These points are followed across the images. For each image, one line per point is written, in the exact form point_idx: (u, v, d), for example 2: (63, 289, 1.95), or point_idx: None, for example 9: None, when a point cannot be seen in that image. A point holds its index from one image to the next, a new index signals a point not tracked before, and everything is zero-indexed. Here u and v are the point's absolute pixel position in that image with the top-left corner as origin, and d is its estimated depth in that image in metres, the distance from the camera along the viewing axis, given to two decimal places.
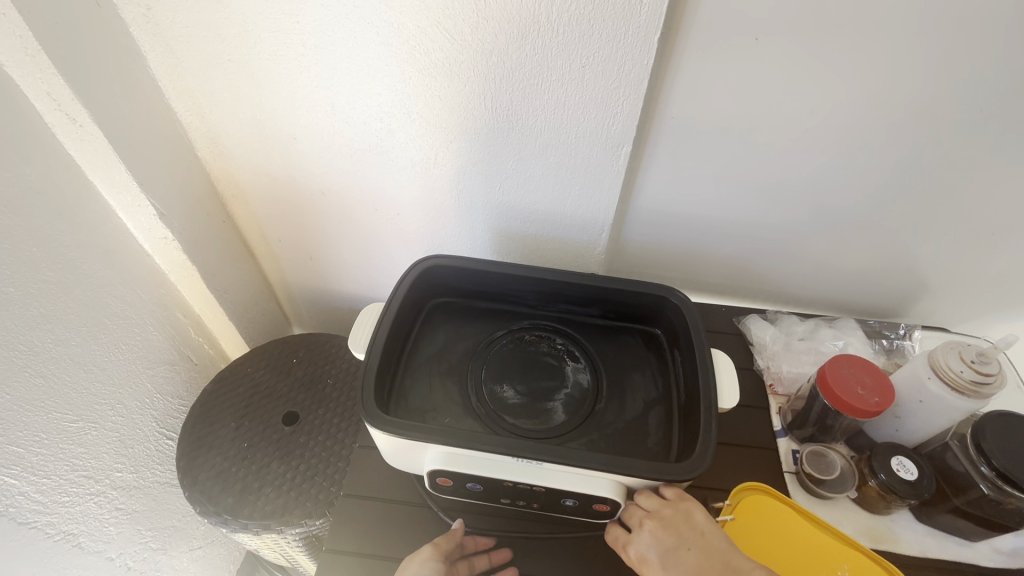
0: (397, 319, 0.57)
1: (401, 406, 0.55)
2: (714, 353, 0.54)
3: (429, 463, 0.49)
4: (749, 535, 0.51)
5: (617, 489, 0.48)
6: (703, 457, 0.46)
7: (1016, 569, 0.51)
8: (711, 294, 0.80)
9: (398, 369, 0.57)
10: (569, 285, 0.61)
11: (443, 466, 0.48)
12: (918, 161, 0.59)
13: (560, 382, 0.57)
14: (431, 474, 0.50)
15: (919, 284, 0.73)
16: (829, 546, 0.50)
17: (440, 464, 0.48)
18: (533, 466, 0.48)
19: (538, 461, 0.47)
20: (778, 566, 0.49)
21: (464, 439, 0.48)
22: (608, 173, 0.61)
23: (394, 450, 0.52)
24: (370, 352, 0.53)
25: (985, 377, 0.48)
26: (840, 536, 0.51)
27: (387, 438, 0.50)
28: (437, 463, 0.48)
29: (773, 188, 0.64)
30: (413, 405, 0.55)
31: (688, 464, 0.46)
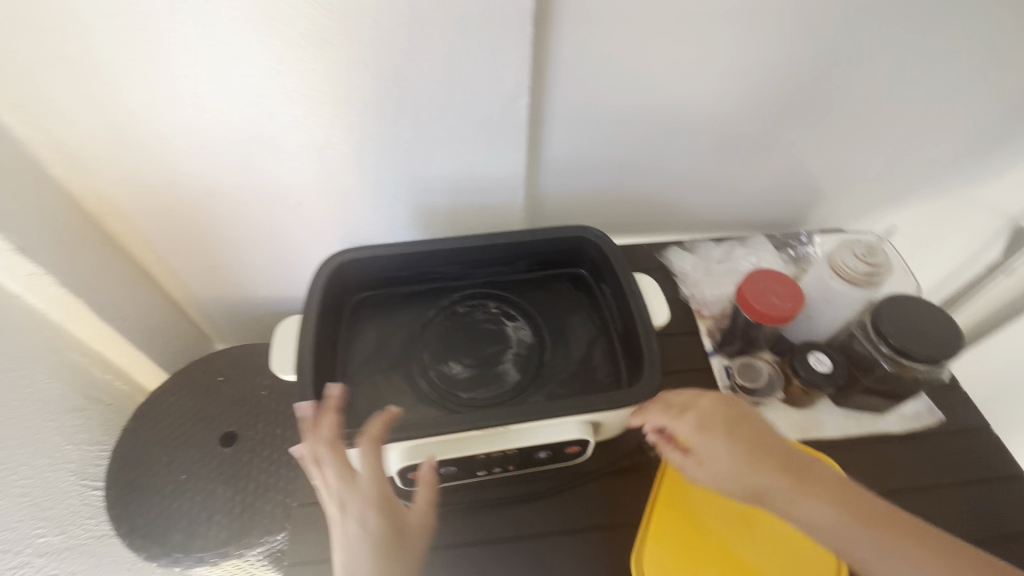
0: (322, 328, 0.53)
1: (351, 415, 0.52)
2: (637, 277, 0.56)
3: (397, 461, 0.47)
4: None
5: (585, 429, 0.49)
6: (652, 378, 0.49)
7: (919, 429, 0.58)
8: (634, 234, 0.81)
9: (336, 380, 0.54)
10: (493, 249, 0.60)
11: (414, 459, 0.47)
12: (797, 76, 0.61)
13: (505, 344, 0.57)
14: (403, 471, 0.48)
15: (815, 191, 0.78)
16: None
17: (411, 459, 0.47)
18: (501, 431, 0.47)
19: (504, 426, 0.47)
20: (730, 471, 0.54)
21: (426, 427, 0.46)
22: (510, 128, 0.59)
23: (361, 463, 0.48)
24: (302, 374, 0.49)
25: (874, 268, 0.51)
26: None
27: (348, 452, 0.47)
28: (405, 459, 0.47)
29: (673, 122, 0.65)
30: (365, 411, 0.53)
31: (640, 387, 0.49)
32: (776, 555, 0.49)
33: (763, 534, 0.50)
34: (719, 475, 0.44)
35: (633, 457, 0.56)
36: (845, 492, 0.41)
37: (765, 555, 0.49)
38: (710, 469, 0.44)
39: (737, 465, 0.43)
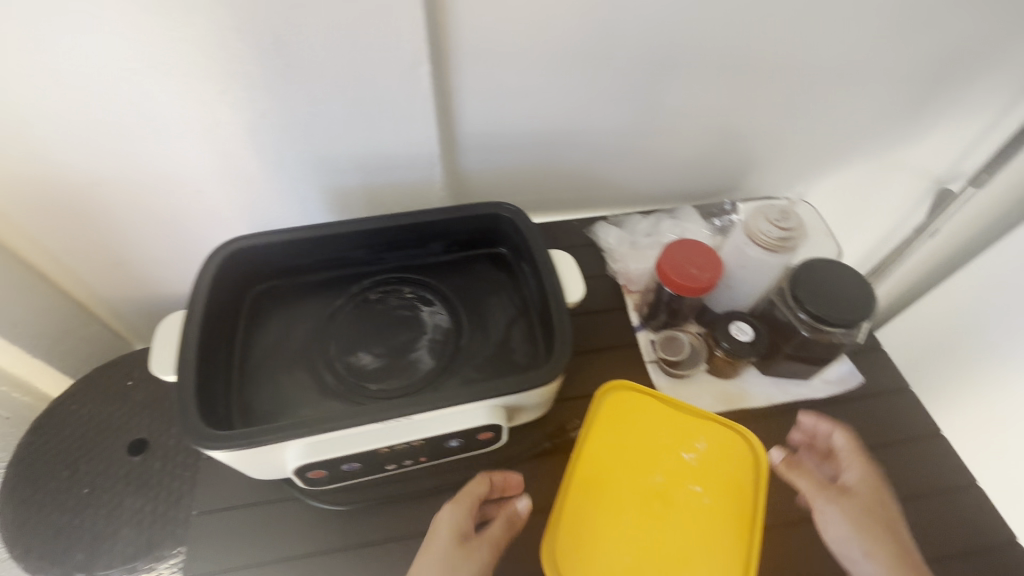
0: (210, 321, 0.48)
1: (249, 415, 0.48)
2: (552, 253, 0.54)
3: (292, 461, 0.43)
4: (612, 436, 0.51)
5: (495, 414, 0.46)
6: (563, 351, 0.47)
7: (841, 393, 0.58)
8: (554, 213, 0.79)
9: (233, 378, 0.50)
10: (403, 230, 0.56)
11: (308, 458, 0.43)
12: (714, 38, 0.59)
13: (418, 330, 0.54)
14: (300, 471, 0.44)
15: (744, 159, 0.77)
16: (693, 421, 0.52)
17: (305, 458, 0.43)
18: (405, 421, 0.44)
19: (407, 416, 0.43)
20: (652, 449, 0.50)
21: (322, 422, 0.42)
22: (415, 99, 0.56)
23: (255, 465, 0.44)
24: (182, 374, 0.44)
25: (788, 234, 0.50)
26: (696, 409, 0.52)
27: (238, 454, 0.43)
28: (300, 458, 0.43)
29: (591, 89, 0.62)
30: (265, 410, 0.49)
31: (550, 365, 0.46)
32: (688, 528, 0.46)
33: (676, 508, 0.47)
34: (826, 523, 0.47)
35: (559, 438, 0.54)
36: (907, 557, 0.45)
37: (678, 530, 0.46)
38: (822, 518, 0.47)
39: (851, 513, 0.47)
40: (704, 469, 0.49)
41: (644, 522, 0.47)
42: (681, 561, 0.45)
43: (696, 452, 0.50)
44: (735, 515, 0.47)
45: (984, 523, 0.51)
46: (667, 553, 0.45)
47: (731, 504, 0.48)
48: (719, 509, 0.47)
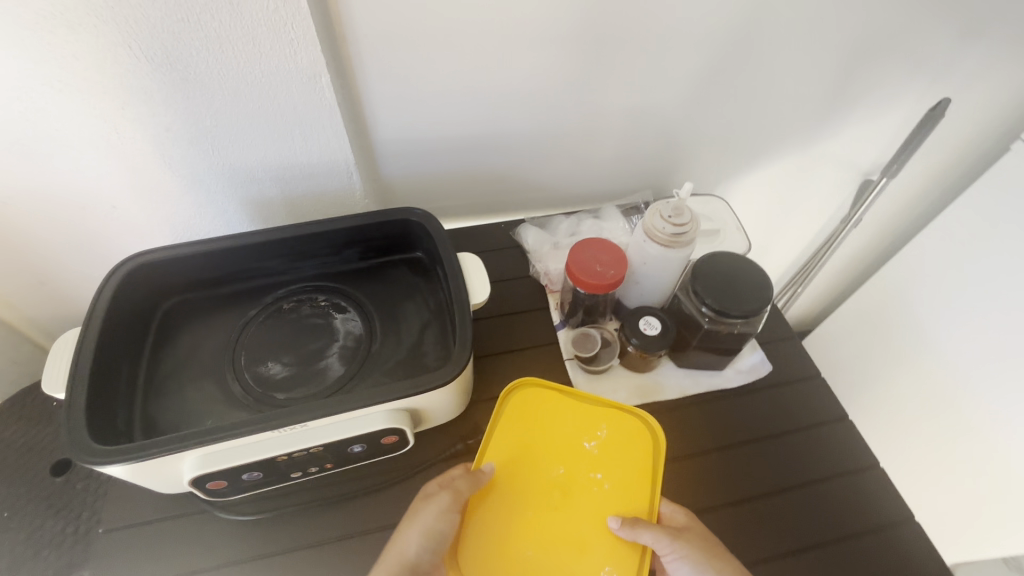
0: (110, 336, 0.48)
1: (154, 429, 0.48)
2: (461, 256, 0.55)
3: (188, 472, 0.43)
4: (517, 432, 0.51)
5: (396, 417, 0.47)
6: (462, 353, 0.48)
7: (753, 381, 0.60)
8: (461, 218, 0.80)
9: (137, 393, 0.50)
10: (314, 239, 0.56)
11: (202, 469, 0.43)
12: (621, 41, 0.60)
13: (330, 338, 0.55)
14: (197, 482, 0.44)
15: (672, 158, 0.78)
16: (595, 410, 0.53)
17: (199, 469, 0.43)
18: (301, 428, 0.45)
19: (303, 422, 0.44)
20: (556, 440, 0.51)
21: (214, 432, 0.43)
22: (322, 108, 0.56)
23: (153, 476, 0.45)
24: (74, 390, 0.44)
25: (680, 229, 0.52)
26: (599, 399, 0.54)
27: (131, 469, 0.43)
28: (194, 469, 0.43)
29: (504, 93, 0.63)
30: (171, 423, 0.49)
31: (449, 366, 0.47)
32: (589, 513, 0.47)
33: (578, 494, 0.48)
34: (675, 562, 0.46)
35: (475, 438, 0.55)
36: None
37: (580, 516, 0.47)
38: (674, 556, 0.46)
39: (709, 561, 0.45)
40: (605, 455, 0.51)
41: (547, 512, 0.47)
42: (582, 545, 0.46)
43: (597, 440, 0.51)
44: (634, 496, 0.49)
45: (886, 503, 0.53)
46: (569, 539, 0.46)
47: (630, 486, 0.49)
48: (619, 492, 0.49)
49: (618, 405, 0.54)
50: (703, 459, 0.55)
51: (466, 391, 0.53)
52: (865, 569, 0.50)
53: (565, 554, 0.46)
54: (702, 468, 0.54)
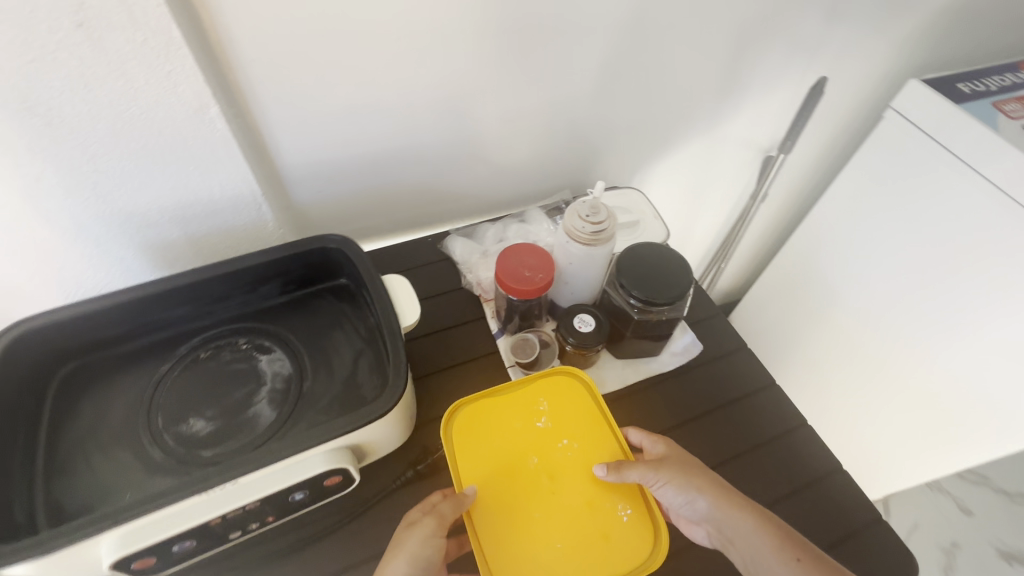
0: None
1: (63, 515, 0.44)
2: (386, 279, 0.53)
3: (107, 558, 0.39)
4: (470, 435, 0.50)
5: (337, 457, 0.45)
6: (399, 380, 0.47)
7: (687, 361, 0.62)
8: (379, 239, 0.78)
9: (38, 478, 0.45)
10: (225, 279, 0.53)
11: (123, 552, 0.39)
12: (520, 46, 0.61)
13: (256, 382, 0.52)
14: (120, 566, 0.40)
15: (588, 155, 0.80)
16: (532, 387, 0.53)
17: (120, 552, 0.39)
18: (234, 485, 0.42)
19: (234, 479, 0.41)
20: (509, 422, 0.51)
21: (133, 509, 0.39)
22: (216, 141, 0.52)
23: (66, 569, 0.40)
24: None
25: (599, 226, 0.53)
26: (526, 379, 0.54)
27: (38, 566, 0.38)
28: (114, 553, 0.39)
29: (410, 107, 0.62)
30: (84, 504, 0.44)
31: (385, 397, 0.46)
32: (578, 476, 0.48)
33: (559, 467, 0.49)
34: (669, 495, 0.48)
35: (425, 462, 0.53)
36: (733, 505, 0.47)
37: (571, 483, 0.48)
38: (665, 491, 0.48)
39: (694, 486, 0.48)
40: (559, 422, 0.51)
41: (544, 496, 0.47)
42: (587, 503, 0.47)
43: (545, 416, 0.52)
44: (601, 439, 0.51)
45: (817, 455, 0.57)
46: (576, 508, 0.47)
47: (593, 435, 0.51)
48: (588, 443, 0.50)
49: (548, 377, 0.54)
50: None
51: (408, 417, 0.51)
52: (803, 523, 0.53)
53: (580, 520, 0.46)
54: None
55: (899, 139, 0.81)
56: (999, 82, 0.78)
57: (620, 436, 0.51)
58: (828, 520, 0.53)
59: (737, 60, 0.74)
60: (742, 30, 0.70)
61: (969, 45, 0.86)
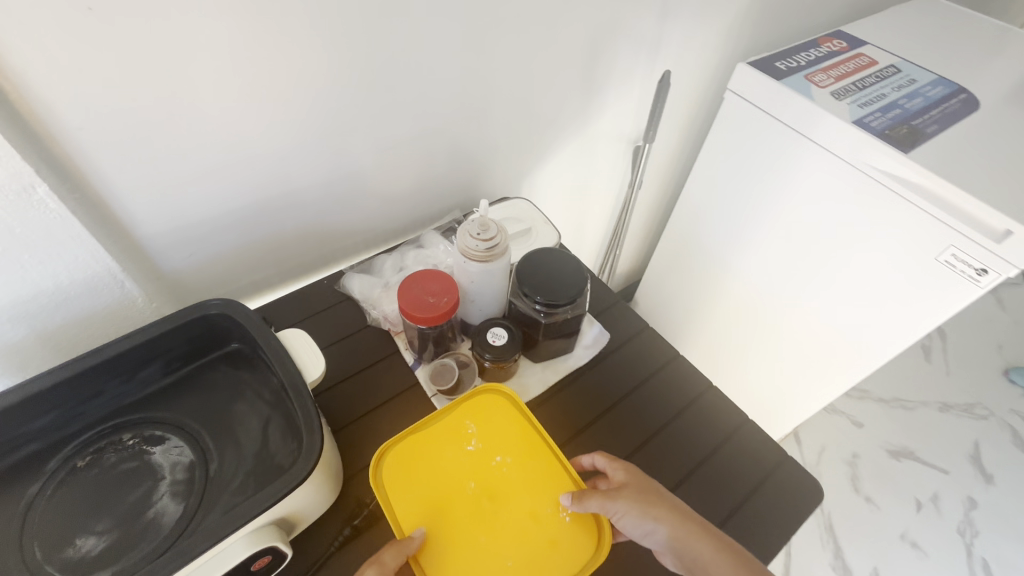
0: None
1: None
2: (282, 335, 0.51)
3: None
4: (403, 481, 0.49)
5: (260, 537, 0.42)
6: (314, 438, 0.44)
7: (599, 352, 0.65)
8: (267, 292, 0.74)
9: None
10: (91, 374, 0.47)
11: None
12: (381, 77, 0.60)
13: (152, 479, 0.46)
14: None
15: (472, 170, 0.81)
16: (455, 415, 0.53)
17: None
18: None
19: None
20: (439, 457, 0.50)
21: None
22: (51, 223, 0.46)
23: None
24: None
25: (491, 242, 0.55)
26: (449, 408, 0.53)
27: None
28: None
29: (275, 150, 0.59)
30: None
31: (302, 461, 0.43)
32: (517, 490, 0.49)
33: (498, 487, 0.49)
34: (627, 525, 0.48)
35: (361, 515, 0.51)
36: (687, 530, 0.47)
37: (512, 499, 0.49)
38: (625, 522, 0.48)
39: (654, 517, 0.48)
40: (488, 441, 0.52)
41: (488, 519, 0.47)
42: (531, 515, 0.48)
43: (474, 440, 0.51)
44: (532, 448, 0.51)
45: (725, 413, 0.62)
46: (521, 522, 0.47)
47: (524, 446, 0.52)
48: (520, 455, 0.51)
49: (470, 399, 0.54)
50: (580, 441, 0.59)
51: (333, 474, 0.49)
52: (717, 483, 0.58)
53: (528, 533, 0.47)
54: (582, 448, 0.58)
55: (740, 116, 0.91)
56: (807, 58, 0.91)
57: (551, 440, 0.52)
58: (744, 470, 0.59)
59: (591, 63, 0.80)
60: (590, 36, 0.76)
61: (779, 27, 1.00)
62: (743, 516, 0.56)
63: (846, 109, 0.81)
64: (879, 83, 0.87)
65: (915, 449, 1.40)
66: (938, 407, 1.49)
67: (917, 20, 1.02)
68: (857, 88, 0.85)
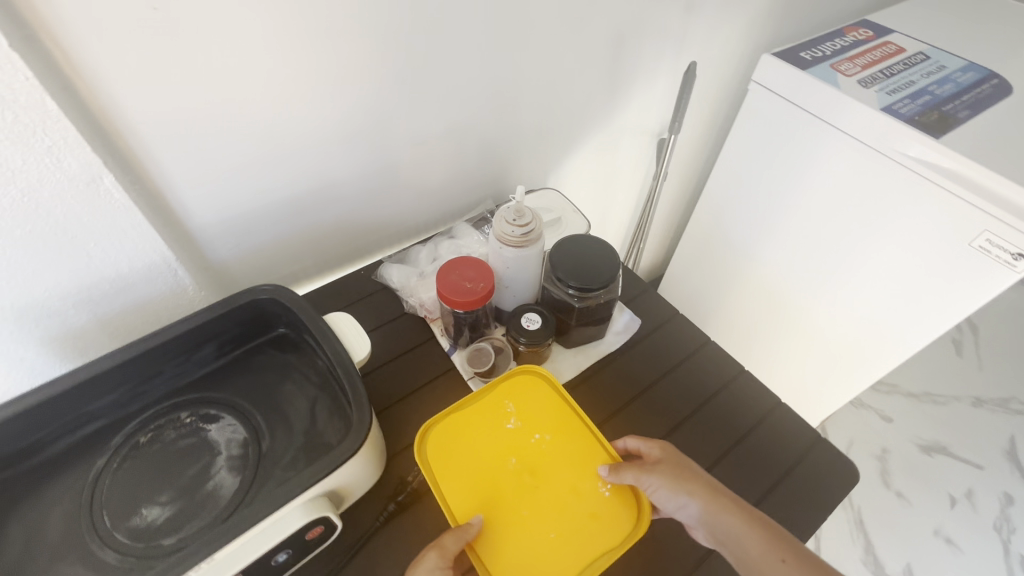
0: None
1: None
2: (329, 318, 0.53)
3: None
4: (446, 455, 0.50)
5: (315, 508, 0.44)
6: (363, 415, 0.46)
7: (630, 338, 0.66)
8: (305, 282, 0.77)
9: None
10: (152, 354, 0.49)
11: None
12: (416, 72, 0.62)
13: (210, 454, 0.49)
14: None
15: (500, 163, 0.83)
16: (492, 394, 0.55)
17: None
18: (210, 563, 0.39)
19: (208, 556, 0.39)
20: (479, 433, 0.52)
21: None
22: (115, 211, 0.49)
23: None
24: None
25: (527, 228, 0.56)
26: (485, 389, 0.55)
27: None
28: None
29: (316, 144, 0.62)
30: None
31: (352, 435, 0.45)
32: (556, 466, 0.51)
33: (537, 464, 0.51)
34: (660, 499, 0.49)
35: (405, 491, 0.53)
36: (721, 506, 0.48)
37: (552, 474, 0.50)
38: (658, 496, 0.49)
39: (687, 492, 0.48)
40: (526, 419, 0.53)
41: (530, 493, 0.49)
42: (571, 489, 0.49)
43: (513, 417, 0.53)
44: (568, 426, 0.53)
45: (758, 396, 0.63)
46: (562, 496, 0.49)
47: (560, 424, 0.53)
48: (557, 433, 0.53)
49: (506, 381, 0.56)
50: (614, 422, 0.60)
51: (379, 451, 0.51)
52: (751, 465, 0.58)
53: (569, 506, 0.48)
54: (616, 430, 0.59)
55: (767, 107, 0.91)
56: (832, 47, 0.91)
57: (587, 418, 0.54)
58: (778, 452, 0.59)
59: (617, 56, 0.81)
60: (617, 29, 0.77)
61: (804, 18, 1.00)
62: (780, 496, 0.57)
63: (874, 97, 0.81)
64: (907, 70, 0.86)
65: (947, 444, 1.38)
66: (971, 402, 1.46)
67: (946, 7, 1.00)
68: (885, 75, 0.85)
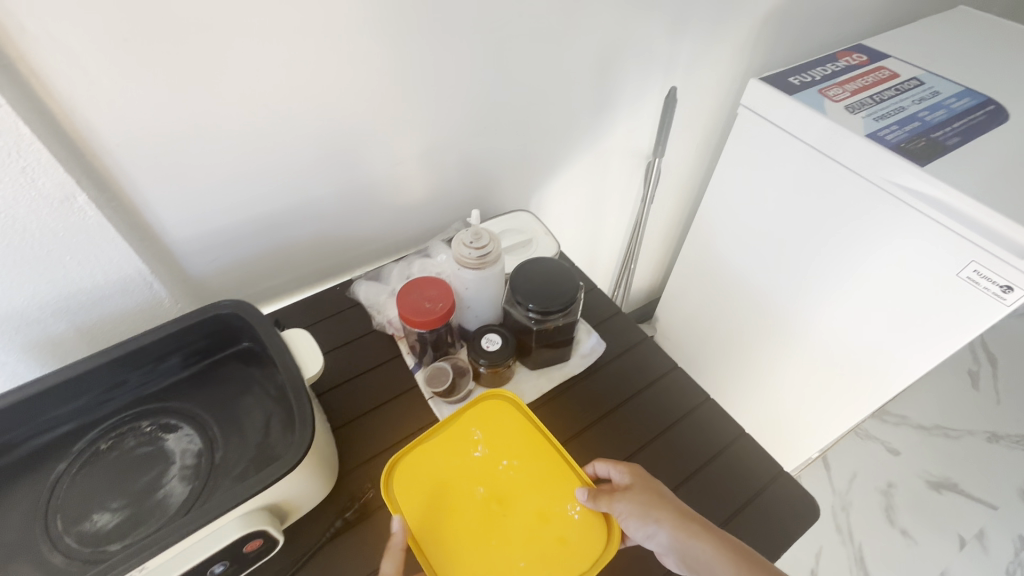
0: None
1: None
2: (286, 335, 0.54)
3: None
4: (419, 483, 0.51)
5: (252, 521, 0.45)
6: (306, 432, 0.47)
7: (595, 362, 0.66)
8: (285, 296, 0.79)
9: None
10: (116, 364, 0.52)
11: None
12: (389, 97, 0.65)
13: (164, 463, 0.50)
14: None
15: (482, 184, 0.85)
16: (462, 420, 0.55)
17: None
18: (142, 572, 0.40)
19: (140, 565, 0.40)
20: (450, 459, 0.53)
21: None
22: (88, 227, 0.52)
23: None
24: None
25: (483, 251, 0.57)
26: (459, 411, 0.56)
27: None
28: None
29: (291, 164, 0.64)
30: None
31: (293, 451, 0.46)
32: (524, 492, 0.51)
33: (506, 489, 0.51)
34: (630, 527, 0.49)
35: (353, 508, 0.54)
36: (693, 533, 0.47)
37: (520, 501, 0.51)
38: (628, 524, 0.49)
39: (657, 520, 0.48)
40: (494, 444, 0.54)
41: (500, 520, 0.49)
42: (540, 513, 0.50)
43: (481, 444, 0.54)
44: (539, 450, 0.54)
45: (720, 425, 0.62)
46: (529, 521, 0.49)
47: (529, 449, 0.54)
48: (527, 456, 0.53)
49: (476, 405, 0.57)
50: (571, 446, 0.60)
51: (327, 467, 0.52)
52: (709, 497, 0.57)
53: (539, 532, 0.49)
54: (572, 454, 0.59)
55: (755, 131, 0.90)
56: (823, 72, 0.90)
57: (557, 443, 0.54)
58: (737, 484, 0.58)
59: (599, 81, 0.82)
60: (597, 54, 0.78)
61: (797, 43, 0.99)
62: (735, 530, 0.55)
63: (860, 123, 0.80)
64: (898, 96, 0.85)
65: (958, 481, 1.31)
66: (985, 437, 1.39)
67: (945, 32, 0.99)
68: (874, 101, 0.84)
